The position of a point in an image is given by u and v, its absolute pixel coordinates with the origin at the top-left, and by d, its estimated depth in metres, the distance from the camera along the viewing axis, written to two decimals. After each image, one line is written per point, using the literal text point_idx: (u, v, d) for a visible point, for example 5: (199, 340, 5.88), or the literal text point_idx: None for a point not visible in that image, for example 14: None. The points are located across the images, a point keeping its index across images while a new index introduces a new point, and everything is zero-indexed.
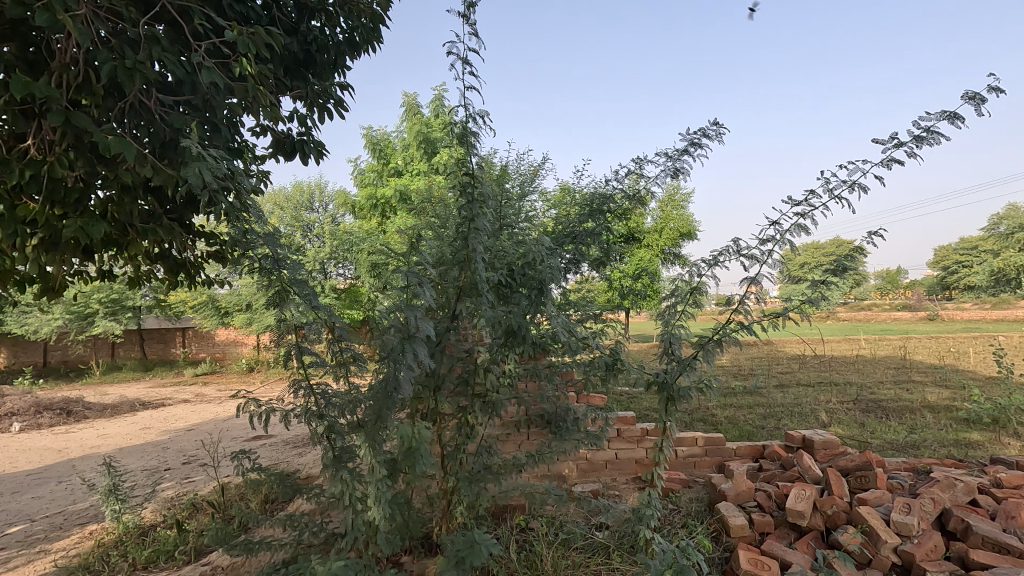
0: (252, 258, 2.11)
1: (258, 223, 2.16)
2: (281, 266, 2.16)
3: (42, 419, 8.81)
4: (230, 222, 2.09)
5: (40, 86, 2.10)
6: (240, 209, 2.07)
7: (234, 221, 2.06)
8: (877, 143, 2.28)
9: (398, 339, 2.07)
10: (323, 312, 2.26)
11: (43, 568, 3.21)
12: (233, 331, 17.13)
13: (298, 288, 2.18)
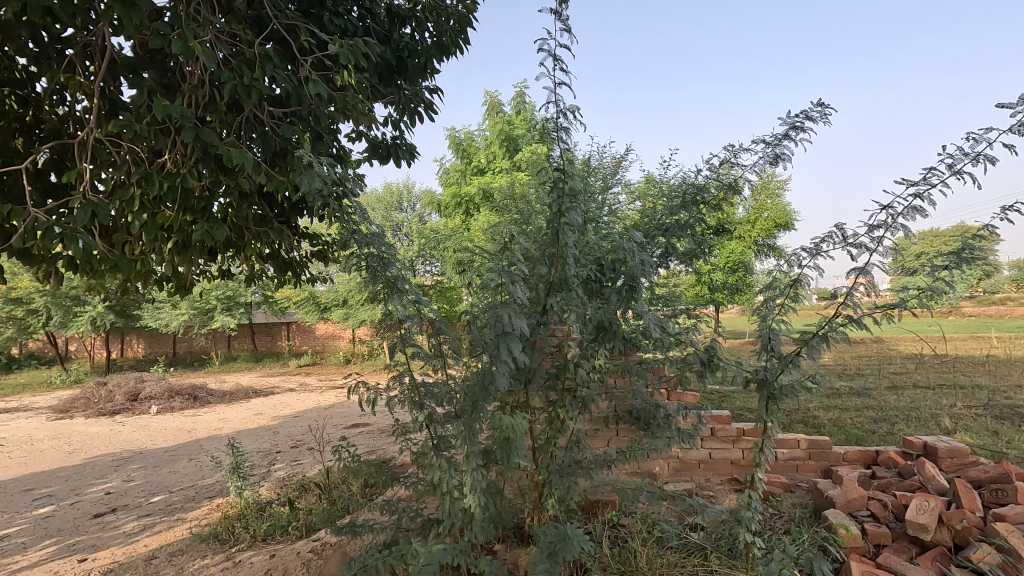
0: (359, 253, 2.32)
1: (363, 221, 2.38)
2: (386, 264, 2.34)
3: (175, 402, 9.92)
4: (341, 223, 2.31)
5: (175, 107, 2.36)
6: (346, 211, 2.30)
7: (341, 219, 2.30)
8: (1003, 109, 2.14)
9: (494, 332, 2.13)
10: (422, 307, 2.37)
11: (180, 534, 3.62)
12: (331, 325, 18.32)
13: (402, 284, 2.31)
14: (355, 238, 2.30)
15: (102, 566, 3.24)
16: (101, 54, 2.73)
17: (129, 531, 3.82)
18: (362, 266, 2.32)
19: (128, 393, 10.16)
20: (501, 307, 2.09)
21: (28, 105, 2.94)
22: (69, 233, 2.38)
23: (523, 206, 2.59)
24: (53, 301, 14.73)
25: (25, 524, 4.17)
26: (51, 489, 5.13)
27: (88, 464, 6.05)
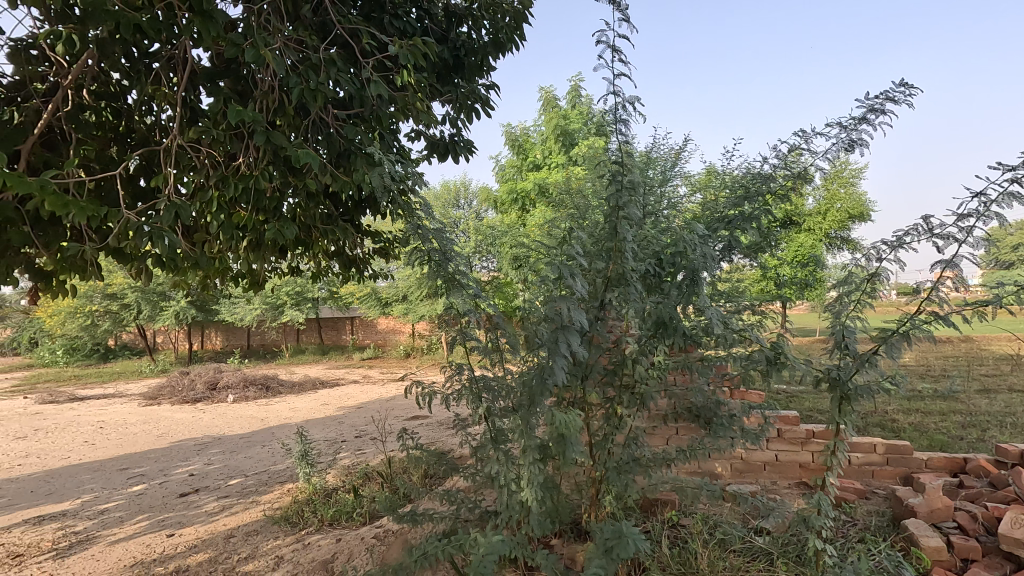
0: (423, 245, 2.39)
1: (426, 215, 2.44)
2: (445, 260, 2.38)
3: (249, 391, 10.57)
4: (404, 219, 2.38)
5: (249, 112, 2.50)
6: (409, 208, 2.39)
7: (405, 215, 2.38)
8: None
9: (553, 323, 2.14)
10: (481, 301, 2.40)
11: (255, 515, 3.85)
12: (391, 320, 18.88)
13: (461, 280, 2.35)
14: (419, 232, 2.36)
15: (187, 541, 3.50)
16: (182, 65, 2.93)
17: (210, 510, 4.11)
18: (425, 259, 2.39)
19: (208, 382, 10.91)
20: (559, 300, 2.08)
21: (121, 116, 3.21)
22: (157, 233, 2.58)
23: (579, 201, 2.57)
24: (143, 297, 16.17)
25: (122, 500, 4.57)
26: (143, 469, 5.58)
27: (174, 447, 6.55)
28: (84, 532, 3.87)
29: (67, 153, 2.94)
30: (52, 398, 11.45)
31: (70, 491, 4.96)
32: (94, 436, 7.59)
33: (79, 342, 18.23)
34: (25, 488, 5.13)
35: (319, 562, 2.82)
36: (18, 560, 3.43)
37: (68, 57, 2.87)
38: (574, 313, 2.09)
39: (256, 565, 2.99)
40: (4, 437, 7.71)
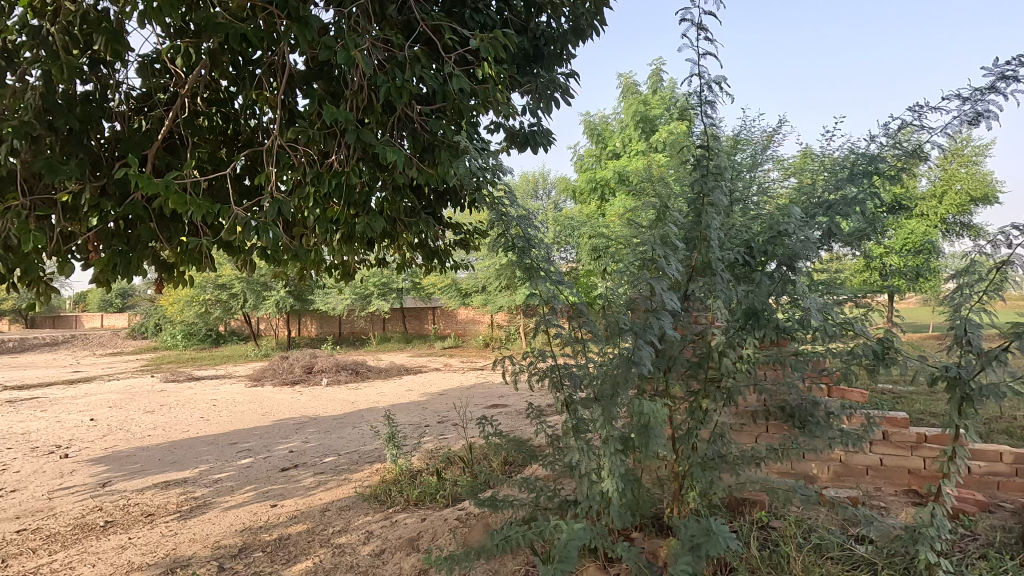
0: (505, 235, 2.40)
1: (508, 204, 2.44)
2: (527, 250, 2.41)
3: (341, 376, 11.26)
4: (490, 207, 2.42)
5: (342, 112, 2.64)
6: (493, 199, 2.41)
7: (491, 205, 2.40)
8: None
9: (649, 299, 2.21)
10: (565, 288, 2.41)
11: (348, 492, 4.11)
12: (471, 311, 19.33)
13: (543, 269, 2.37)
14: (503, 221, 2.37)
15: (288, 512, 3.80)
16: (281, 70, 3.15)
17: (308, 485, 4.43)
18: (507, 248, 2.40)
19: (305, 366, 11.74)
20: (653, 280, 2.13)
21: (230, 120, 3.50)
22: (262, 227, 2.79)
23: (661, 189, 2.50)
24: (248, 287, 17.76)
25: (233, 471, 5.04)
26: (250, 444, 6.12)
27: (276, 425, 7.12)
28: (202, 498, 4.30)
29: (185, 156, 3.26)
30: (175, 377, 12.81)
31: (190, 461, 5.53)
32: (209, 412, 8.41)
33: (196, 328, 20.23)
34: (154, 456, 5.79)
35: (405, 539, 2.96)
36: (150, 518, 3.88)
37: (185, 68, 3.18)
38: (665, 293, 2.12)
39: (349, 538, 3.19)
40: (137, 410, 8.73)
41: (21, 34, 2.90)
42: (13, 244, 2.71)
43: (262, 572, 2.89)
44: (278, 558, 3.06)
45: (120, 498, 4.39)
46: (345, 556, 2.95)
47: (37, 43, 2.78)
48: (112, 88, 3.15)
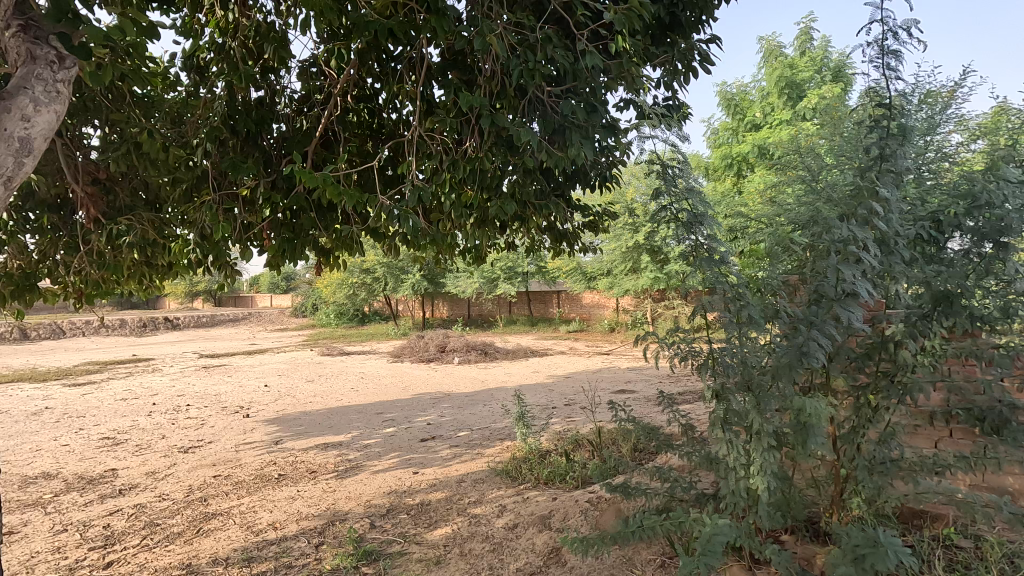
0: (672, 204, 2.29)
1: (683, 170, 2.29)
2: (695, 225, 2.24)
3: (472, 356, 11.82)
4: (660, 178, 2.30)
5: (477, 99, 2.67)
6: (665, 166, 2.28)
7: (660, 172, 2.29)
8: None
9: (834, 289, 1.94)
10: (727, 268, 2.19)
11: (481, 466, 4.30)
12: (596, 295, 19.14)
13: (711, 246, 2.20)
14: (670, 190, 2.26)
15: (428, 480, 4.08)
16: (420, 64, 3.31)
17: (445, 456, 4.71)
18: (672, 221, 2.29)
19: (438, 345, 12.49)
20: (840, 267, 1.87)
21: (375, 115, 3.76)
22: (403, 215, 2.93)
23: (811, 161, 2.25)
24: (388, 271, 19.28)
25: (379, 438, 5.53)
26: (394, 415, 6.67)
27: (415, 398, 7.67)
28: (355, 460, 4.77)
29: (338, 150, 3.55)
30: (329, 351, 14.37)
31: (344, 426, 6.17)
32: (358, 384, 9.31)
33: (345, 308, 22.44)
34: (315, 420, 6.55)
35: (538, 515, 3.02)
36: (314, 475, 4.39)
37: (337, 69, 3.47)
38: (857, 281, 1.85)
39: (484, 509, 3.34)
40: (301, 379, 9.93)
41: (211, 52, 3.38)
42: (207, 234, 3.20)
43: (407, 532, 3.14)
44: (420, 521, 3.29)
45: (290, 455, 5.02)
46: (480, 526, 3.09)
47: (223, 58, 3.23)
48: (279, 93, 3.55)
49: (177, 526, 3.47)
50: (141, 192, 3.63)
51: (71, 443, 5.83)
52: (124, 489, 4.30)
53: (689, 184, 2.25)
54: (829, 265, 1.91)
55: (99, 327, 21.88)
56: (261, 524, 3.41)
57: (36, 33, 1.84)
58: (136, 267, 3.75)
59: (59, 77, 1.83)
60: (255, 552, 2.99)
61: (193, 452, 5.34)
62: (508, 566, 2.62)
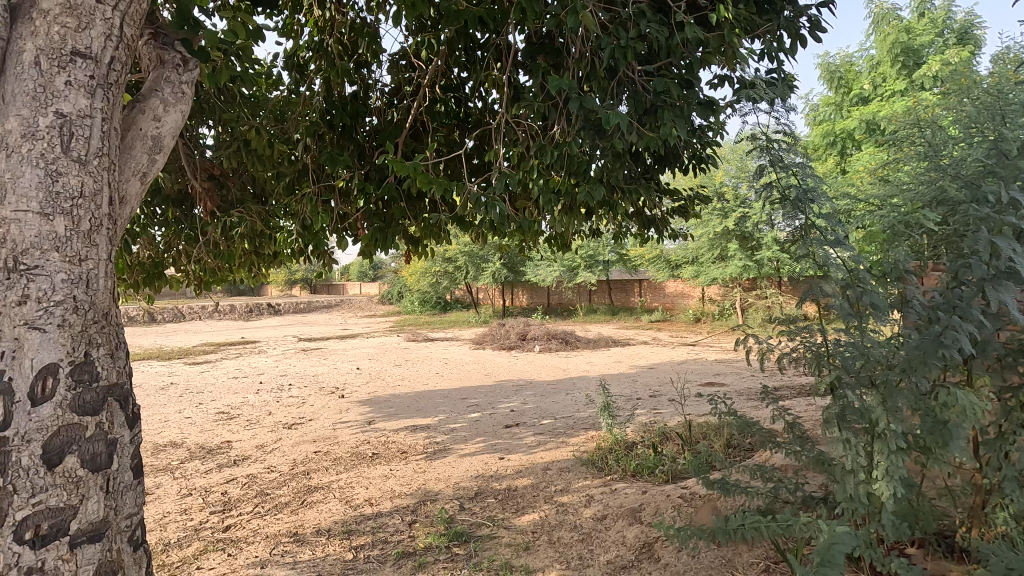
0: (780, 181, 2.12)
1: (791, 146, 2.11)
2: (807, 204, 2.05)
3: (552, 344, 11.82)
4: (762, 152, 2.14)
5: (566, 80, 2.57)
6: (770, 141, 2.13)
7: (767, 148, 2.12)
8: None
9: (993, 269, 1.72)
10: (843, 250, 2.00)
11: (566, 454, 4.28)
12: (680, 284, 18.46)
13: (825, 225, 2.00)
14: (778, 167, 2.09)
15: (514, 465, 4.11)
16: (506, 51, 3.29)
17: (530, 443, 4.73)
18: (779, 199, 2.11)
19: (519, 333, 12.60)
20: (1000, 240, 1.67)
21: (462, 104, 3.77)
22: (490, 202, 2.89)
23: (937, 134, 2.01)
24: (470, 260, 19.68)
25: (465, 423, 5.66)
26: (478, 400, 6.81)
27: (498, 385, 7.79)
28: (442, 443, 4.92)
29: (426, 141, 3.59)
30: (415, 337, 14.95)
31: (431, 410, 6.38)
32: (442, 369, 9.59)
33: (429, 296, 23.21)
34: (404, 403, 6.82)
35: (627, 508, 2.96)
36: (405, 455, 4.57)
37: (425, 60, 3.52)
38: (1017, 256, 1.64)
39: (571, 499, 3.32)
40: (390, 364, 10.39)
41: (309, 50, 3.55)
42: (307, 225, 3.37)
43: (495, 516, 3.18)
44: (508, 506, 3.32)
45: (382, 435, 5.26)
46: (568, 515, 3.07)
47: (321, 55, 3.38)
48: (371, 87, 3.66)
49: (283, 497, 3.73)
50: (249, 187, 3.90)
51: (193, 416, 6.46)
52: (238, 460, 4.70)
53: (800, 159, 2.06)
54: (978, 237, 1.71)
55: (214, 312, 24.11)
56: (359, 499, 3.60)
57: (164, 40, 1.97)
58: (246, 256, 4.04)
59: (184, 79, 1.95)
60: (354, 526, 3.15)
61: (296, 428, 5.74)
62: (598, 557, 2.57)
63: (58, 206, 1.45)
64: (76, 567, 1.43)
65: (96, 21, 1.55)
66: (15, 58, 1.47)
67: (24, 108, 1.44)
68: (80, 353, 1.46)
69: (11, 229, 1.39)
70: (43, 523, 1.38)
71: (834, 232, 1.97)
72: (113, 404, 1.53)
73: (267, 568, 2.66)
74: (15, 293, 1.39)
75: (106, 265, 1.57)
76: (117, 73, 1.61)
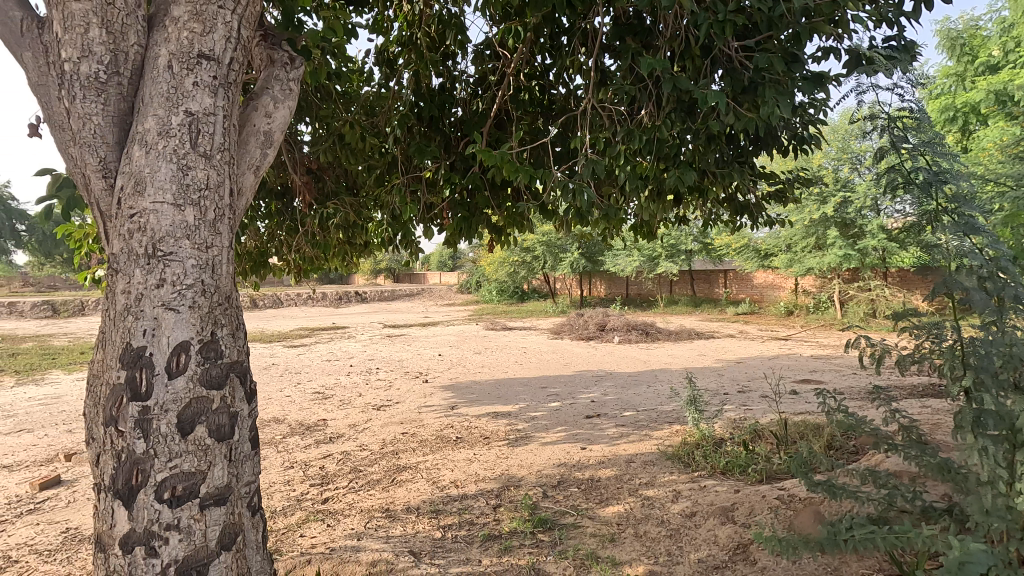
0: (903, 160, 1.91)
1: (917, 120, 1.90)
2: (935, 185, 1.84)
3: (632, 335, 11.59)
4: (881, 130, 1.95)
5: (658, 59, 2.42)
6: (889, 116, 1.94)
7: (891, 125, 1.91)
8: None
9: None
10: (983, 239, 1.77)
11: (650, 448, 4.18)
12: (770, 275, 17.44)
13: (958, 207, 1.78)
14: (901, 145, 1.89)
15: (596, 456, 4.08)
16: (592, 35, 3.21)
17: (612, 434, 4.66)
18: (903, 184, 1.91)
19: (598, 324, 12.45)
20: None
21: (545, 92, 3.72)
22: (578, 189, 2.81)
23: None
24: (548, 250, 19.67)
25: (545, 411, 5.68)
26: (557, 390, 6.81)
27: (577, 375, 7.75)
28: (523, 431, 4.97)
29: (510, 130, 3.57)
30: (494, 326, 15.21)
31: (511, 398, 6.46)
32: (521, 358, 9.69)
33: (507, 285, 23.48)
34: (484, 390, 6.96)
35: (718, 506, 2.84)
36: (487, 441, 4.66)
37: (510, 48, 3.51)
38: None
39: (657, 493, 3.24)
40: (470, 351, 10.64)
41: (399, 45, 3.66)
42: (396, 215, 3.48)
43: (578, 506, 3.17)
44: (591, 496, 3.30)
45: (464, 420, 5.40)
46: (654, 510, 3.00)
47: (410, 49, 3.47)
48: (456, 79, 3.70)
49: (375, 475, 3.93)
50: (343, 180, 4.09)
51: (292, 395, 6.95)
52: (333, 437, 5.00)
53: (929, 137, 1.85)
54: None
55: (307, 299, 25.77)
56: (445, 480, 3.71)
57: (273, 41, 2.09)
58: (340, 245, 4.26)
59: (291, 76, 2.05)
60: (441, 506, 3.25)
61: (384, 410, 6.02)
62: (687, 555, 2.49)
63: (188, 197, 1.58)
64: (206, 527, 1.57)
65: (218, 25, 1.66)
66: (152, 64, 1.61)
67: (159, 108, 1.58)
68: (208, 332, 1.60)
69: (150, 219, 1.54)
70: (178, 485, 1.53)
71: (966, 214, 1.77)
72: (235, 380, 1.66)
73: (362, 541, 2.81)
74: (154, 277, 1.54)
75: (228, 252, 1.70)
76: (235, 73, 1.73)
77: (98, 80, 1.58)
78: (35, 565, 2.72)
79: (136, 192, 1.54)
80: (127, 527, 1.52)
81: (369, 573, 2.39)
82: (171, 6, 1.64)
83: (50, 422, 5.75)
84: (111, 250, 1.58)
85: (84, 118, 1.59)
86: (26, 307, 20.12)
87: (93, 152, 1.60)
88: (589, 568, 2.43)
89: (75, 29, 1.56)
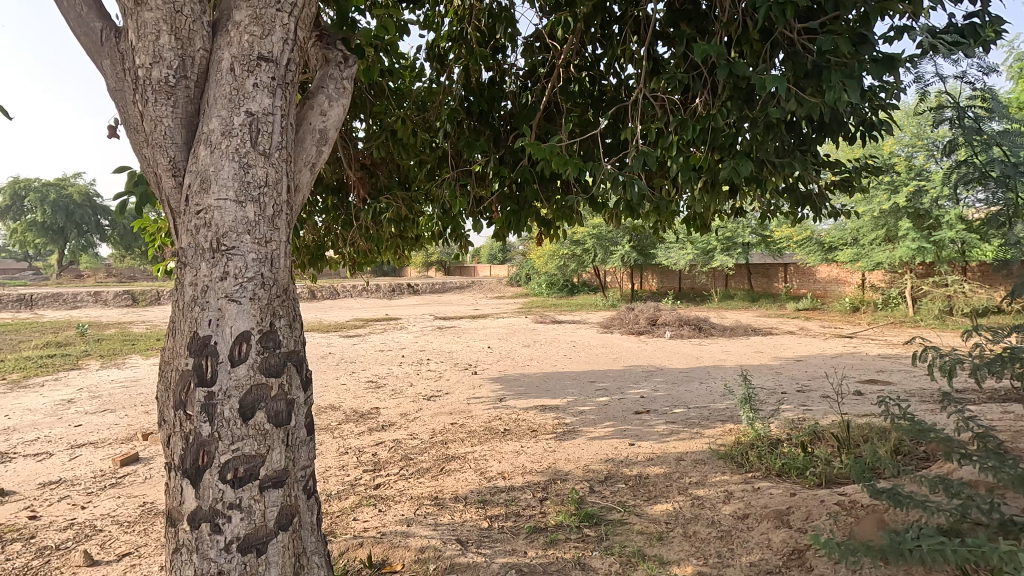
0: (978, 151, 1.79)
1: (994, 107, 1.78)
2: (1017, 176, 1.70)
3: (684, 330, 11.31)
4: (954, 120, 1.82)
5: (713, 46, 2.32)
6: (962, 106, 1.81)
7: (965, 113, 1.79)
8: None
9: None
10: None
11: (701, 446, 4.08)
12: (835, 269, 16.59)
13: None
14: (976, 136, 1.77)
15: (645, 453, 4.02)
16: (644, 23, 3.13)
17: (661, 431, 4.58)
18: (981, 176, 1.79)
19: (649, 318, 12.23)
20: None
21: (596, 82, 3.66)
22: (629, 182, 2.73)
23: None
24: (598, 243, 19.43)
25: (593, 406, 5.64)
26: (606, 384, 6.75)
27: (627, 370, 7.65)
28: (571, 425, 4.95)
29: (559, 122, 3.53)
30: (542, 319, 15.21)
31: (559, 391, 6.45)
32: (570, 351, 9.65)
33: (556, 278, 23.39)
34: (533, 383, 6.98)
35: (773, 509, 2.74)
36: (534, 434, 4.68)
37: (560, 39, 3.47)
38: None
39: (708, 493, 3.17)
40: (519, 344, 10.69)
41: (449, 40, 3.69)
42: (447, 209, 3.53)
43: (625, 502, 3.13)
44: (639, 493, 3.26)
45: (512, 412, 5.44)
46: (704, 510, 2.93)
47: (460, 44, 3.49)
48: (506, 72, 3.70)
49: (425, 463, 4.02)
50: (395, 174, 4.18)
51: (347, 383, 7.20)
52: (385, 425, 5.16)
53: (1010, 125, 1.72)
54: None
55: (362, 290, 26.57)
56: (492, 471, 3.76)
57: (328, 41, 2.16)
58: (392, 239, 4.36)
59: (345, 75, 2.11)
60: (489, 496, 3.30)
61: (434, 400, 6.14)
62: (738, 558, 2.42)
63: (249, 194, 1.65)
64: (264, 507, 1.66)
65: (276, 27, 1.73)
66: (216, 67, 1.70)
67: (223, 109, 1.66)
68: (267, 323, 1.68)
69: (215, 215, 1.63)
70: (240, 467, 1.62)
71: None
72: (292, 368, 1.73)
73: (412, 527, 2.89)
74: (218, 270, 1.62)
75: (286, 248, 1.77)
76: (292, 73, 1.80)
77: (168, 84, 1.68)
78: (116, 535, 2.95)
79: (202, 189, 1.63)
80: (194, 504, 1.62)
81: (417, 559, 2.46)
82: (233, 11, 1.71)
83: (129, 404, 6.19)
84: (180, 245, 1.68)
85: (156, 121, 1.69)
86: (110, 295, 21.72)
87: (164, 152, 1.71)
88: (636, 566, 2.40)
89: (148, 37, 1.66)
